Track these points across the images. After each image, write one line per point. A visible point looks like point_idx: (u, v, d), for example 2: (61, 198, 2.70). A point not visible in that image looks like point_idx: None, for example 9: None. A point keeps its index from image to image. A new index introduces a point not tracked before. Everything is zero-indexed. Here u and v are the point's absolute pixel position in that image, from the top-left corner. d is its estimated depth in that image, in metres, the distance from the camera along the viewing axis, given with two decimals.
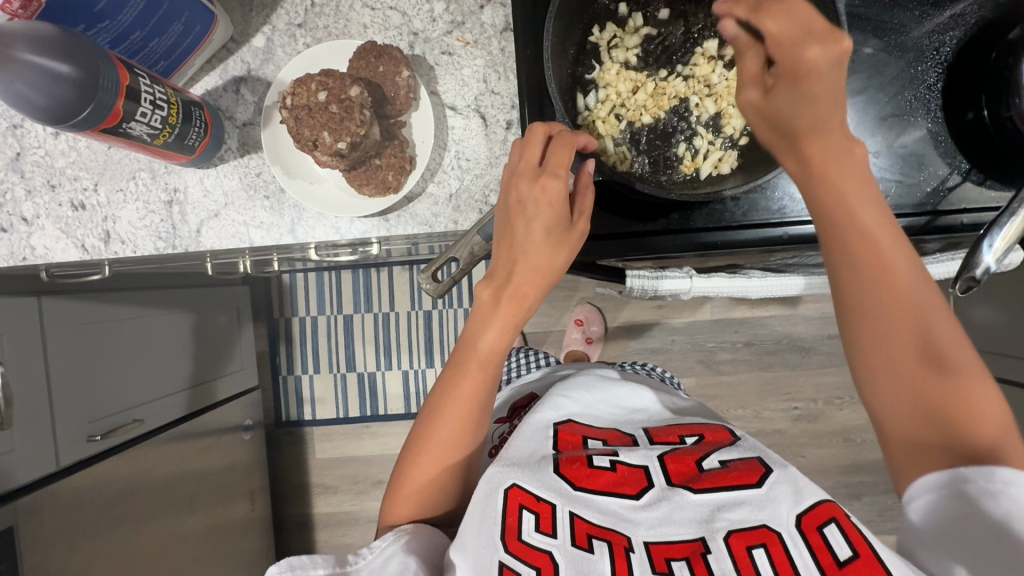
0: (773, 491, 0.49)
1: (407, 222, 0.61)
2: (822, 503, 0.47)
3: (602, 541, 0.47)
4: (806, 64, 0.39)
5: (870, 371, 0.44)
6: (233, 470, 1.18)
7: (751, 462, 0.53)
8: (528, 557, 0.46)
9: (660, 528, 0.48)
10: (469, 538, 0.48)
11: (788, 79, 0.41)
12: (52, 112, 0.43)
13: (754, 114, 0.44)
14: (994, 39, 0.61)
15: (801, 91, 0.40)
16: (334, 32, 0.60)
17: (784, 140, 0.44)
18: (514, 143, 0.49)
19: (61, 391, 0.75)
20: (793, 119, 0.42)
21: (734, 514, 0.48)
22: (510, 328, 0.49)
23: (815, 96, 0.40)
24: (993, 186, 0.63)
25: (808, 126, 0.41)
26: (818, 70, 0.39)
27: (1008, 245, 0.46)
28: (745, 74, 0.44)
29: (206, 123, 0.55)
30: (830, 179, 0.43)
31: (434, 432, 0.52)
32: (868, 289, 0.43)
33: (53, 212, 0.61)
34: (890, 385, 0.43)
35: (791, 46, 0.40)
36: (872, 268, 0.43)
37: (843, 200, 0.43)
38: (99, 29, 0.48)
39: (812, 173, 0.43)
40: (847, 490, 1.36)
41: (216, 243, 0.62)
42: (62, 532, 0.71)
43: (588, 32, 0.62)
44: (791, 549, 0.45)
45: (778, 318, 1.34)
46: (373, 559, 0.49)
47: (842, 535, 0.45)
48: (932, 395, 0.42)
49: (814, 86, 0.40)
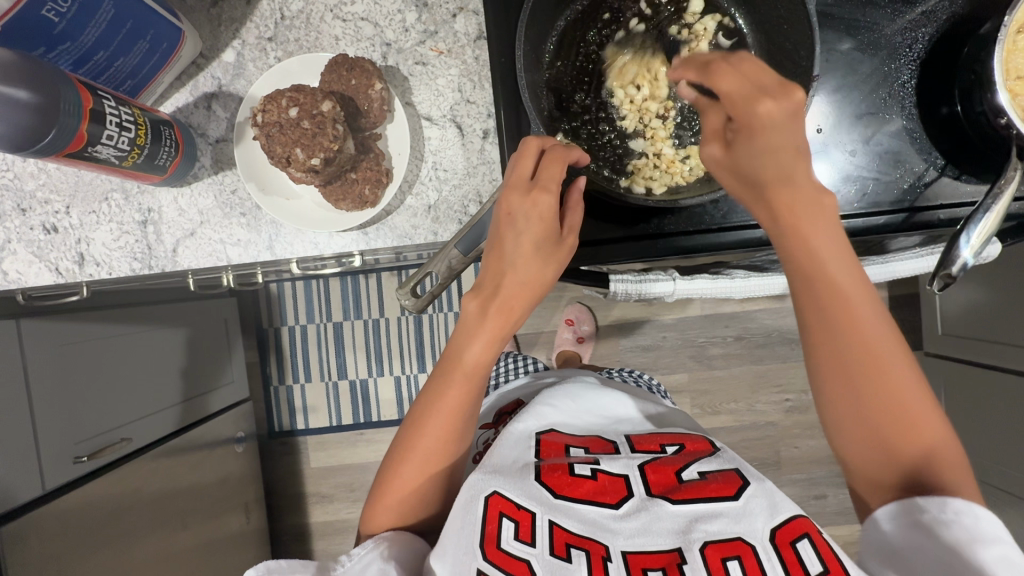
0: (749, 504, 0.49)
1: (386, 236, 0.60)
2: (795, 519, 0.48)
3: (580, 551, 0.47)
4: (761, 117, 0.38)
5: (834, 421, 0.44)
6: (225, 484, 1.17)
7: (728, 474, 0.53)
8: (507, 565, 0.45)
9: (638, 538, 0.48)
10: (448, 543, 0.47)
11: (746, 133, 0.39)
12: (13, 140, 0.42)
13: (716, 169, 0.42)
14: (967, 34, 0.61)
15: (758, 141, 0.39)
16: (305, 45, 0.59)
17: (753, 201, 0.41)
18: (508, 155, 0.49)
19: (43, 414, 0.73)
20: (759, 172, 0.40)
21: (711, 525, 0.48)
22: (495, 342, 0.49)
23: (798, 146, 0.39)
24: (969, 181, 0.63)
25: (791, 178, 0.39)
26: (773, 120, 0.38)
27: (985, 240, 0.47)
28: (709, 129, 0.42)
29: (177, 141, 0.54)
30: (803, 237, 0.40)
31: (420, 441, 0.52)
32: (840, 345, 0.42)
33: (25, 236, 0.60)
34: (845, 445, 0.45)
35: (744, 103, 0.38)
36: (841, 326, 0.42)
37: (809, 250, 0.40)
38: (61, 51, 0.47)
39: (785, 233, 0.40)
40: (841, 479, 1.37)
41: (192, 262, 0.61)
42: (51, 554, 0.70)
43: (563, 33, 0.60)
44: (763, 562, 0.45)
45: (767, 311, 1.35)
46: (351, 566, 0.49)
47: (814, 551, 0.45)
48: (892, 442, 0.43)
49: (773, 136, 0.38)
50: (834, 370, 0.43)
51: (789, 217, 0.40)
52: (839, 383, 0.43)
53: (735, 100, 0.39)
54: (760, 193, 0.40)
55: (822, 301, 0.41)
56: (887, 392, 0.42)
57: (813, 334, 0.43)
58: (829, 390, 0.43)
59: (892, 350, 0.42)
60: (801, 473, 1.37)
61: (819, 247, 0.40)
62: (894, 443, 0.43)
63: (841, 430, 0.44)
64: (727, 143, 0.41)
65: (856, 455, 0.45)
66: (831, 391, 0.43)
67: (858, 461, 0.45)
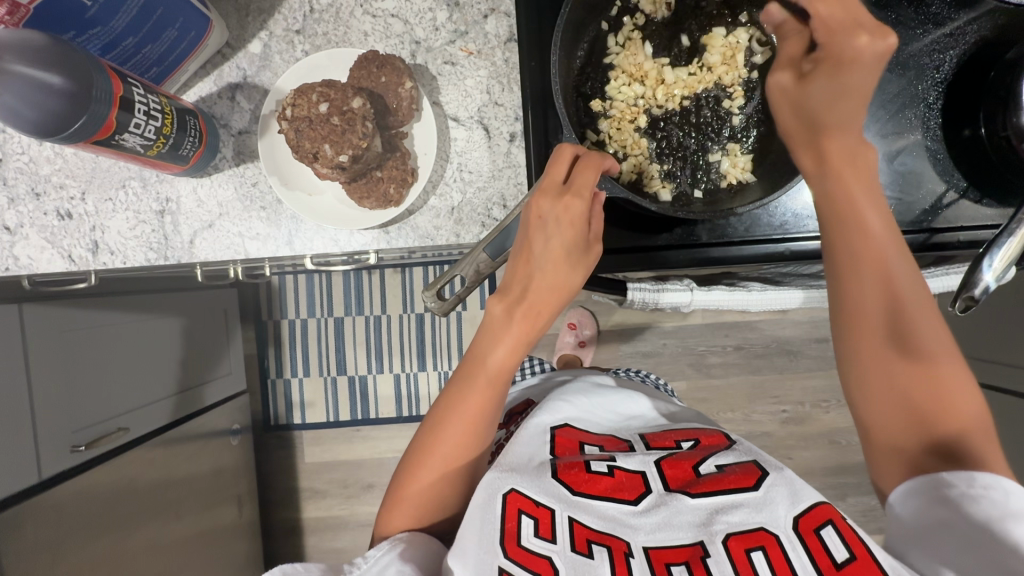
0: (769, 493, 0.49)
1: (407, 235, 0.60)
2: (818, 505, 0.47)
3: (601, 547, 0.47)
4: (852, 54, 0.44)
5: (860, 385, 0.48)
6: (220, 476, 1.16)
7: (747, 466, 0.52)
8: (528, 562, 0.45)
9: (659, 533, 0.48)
10: (468, 543, 0.46)
11: (829, 65, 0.44)
12: (42, 126, 0.41)
13: (781, 97, 0.47)
14: (995, 58, 0.61)
15: (836, 80, 0.44)
16: (333, 40, 0.59)
17: (805, 134, 0.47)
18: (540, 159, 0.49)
19: (42, 401, 0.72)
20: (821, 110, 0.46)
21: (732, 516, 0.47)
22: (520, 346, 0.49)
23: (851, 83, 0.44)
24: (990, 205, 0.64)
25: (833, 113, 0.45)
26: (859, 58, 0.44)
27: (1008, 264, 0.47)
28: (787, 58, 0.48)
29: (201, 132, 0.54)
30: (840, 174, 0.46)
31: (439, 445, 0.51)
32: (864, 294, 0.47)
33: (38, 221, 0.59)
34: (879, 422, 0.47)
35: (838, 39, 0.44)
36: (875, 275, 0.46)
37: (847, 196, 0.46)
38: (90, 35, 0.46)
39: (827, 170, 0.46)
40: (833, 491, 1.38)
41: (209, 253, 0.60)
42: (44, 544, 0.69)
43: (594, 40, 0.61)
44: (788, 551, 0.45)
45: (768, 322, 1.35)
46: (368, 568, 0.48)
47: (838, 537, 0.45)
48: (926, 408, 0.45)
49: (856, 76, 0.44)
50: (857, 321, 0.47)
51: (827, 157, 0.46)
52: (865, 333, 0.47)
53: (829, 37, 0.44)
54: (805, 134, 0.47)
55: (855, 240, 0.46)
56: (931, 372, 0.45)
57: (850, 298, 0.47)
58: (863, 344, 0.47)
59: (924, 314, 0.46)
60: None
61: (854, 193, 0.46)
62: (930, 408, 0.45)
63: (863, 400, 0.48)
64: (798, 75, 0.46)
65: (885, 423, 0.47)
66: (853, 347, 0.48)
67: (877, 415, 0.47)
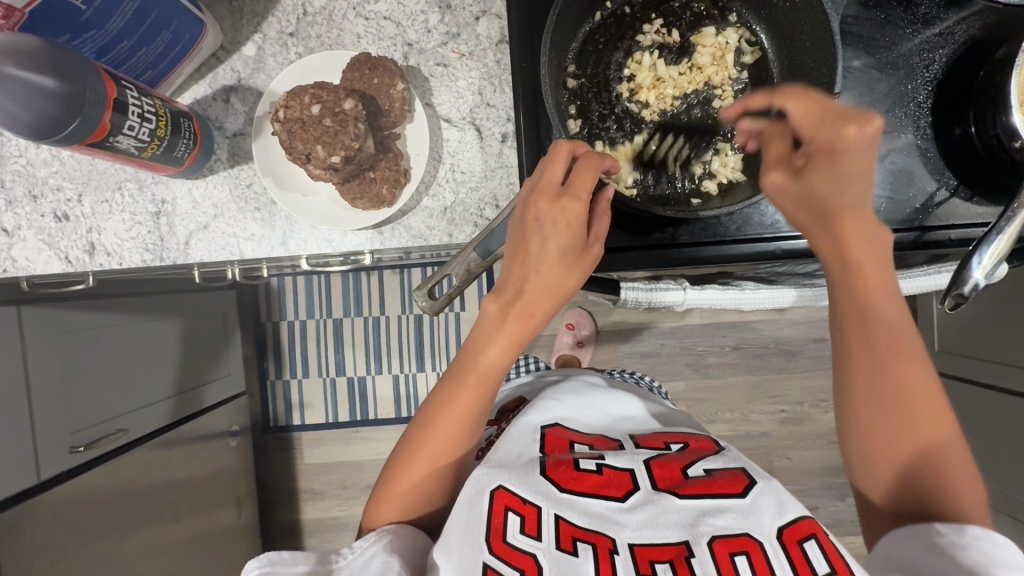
0: (756, 501, 0.49)
1: (401, 235, 0.60)
2: (802, 520, 0.48)
3: (587, 544, 0.47)
4: (844, 143, 0.43)
5: (858, 453, 0.49)
6: (219, 477, 1.16)
7: (736, 473, 0.53)
8: (512, 558, 0.45)
9: (645, 530, 0.48)
10: (454, 538, 0.47)
11: (823, 158, 0.44)
12: (37, 127, 0.42)
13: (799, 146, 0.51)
14: (983, 57, 0.62)
15: (834, 169, 0.43)
16: (327, 42, 0.59)
17: (815, 224, 0.46)
18: (538, 158, 0.49)
19: (41, 404, 0.72)
20: (827, 200, 0.44)
21: (719, 520, 0.48)
22: (513, 347, 0.49)
23: (847, 172, 0.43)
24: (980, 203, 0.64)
25: (842, 200, 0.44)
26: (853, 149, 0.43)
27: (997, 261, 0.47)
28: (774, 158, 0.47)
29: (195, 134, 0.54)
30: (853, 259, 0.46)
31: (428, 440, 0.52)
32: (873, 379, 0.47)
33: (35, 223, 0.60)
34: (873, 483, 0.49)
35: (828, 135, 0.44)
36: (882, 358, 0.47)
37: (866, 285, 0.46)
38: (85, 39, 0.47)
39: (841, 252, 0.46)
40: (833, 491, 1.38)
41: (204, 255, 0.61)
42: (42, 545, 0.69)
43: (585, 39, 0.60)
44: (772, 561, 0.45)
45: (766, 322, 1.35)
46: (354, 559, 0.49)
47: (821, 552, 0.46)
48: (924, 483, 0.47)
49: (852, 162, 0.43)
50: (861, 399, 0.48)
51: (845, 245, 0.45)
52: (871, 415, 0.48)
53: (819, 134, 0.44)
54: (817, 217, 0.45)
55: (866, 319, 0.47)
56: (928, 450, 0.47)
57: (857, 379, 0.48)
58: (864, 419, 0.48)
59: (930, 400, 0.47)
60: (793, 484, 1.38)
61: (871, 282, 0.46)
62: (928, 485, 0.47)
63: (863, 466, 0.50)
64: (793, 172, 0.46)
65: (878, 486, 0.49)
66: (860, 425, 0.48)
67: (869, 480, 0.49)
